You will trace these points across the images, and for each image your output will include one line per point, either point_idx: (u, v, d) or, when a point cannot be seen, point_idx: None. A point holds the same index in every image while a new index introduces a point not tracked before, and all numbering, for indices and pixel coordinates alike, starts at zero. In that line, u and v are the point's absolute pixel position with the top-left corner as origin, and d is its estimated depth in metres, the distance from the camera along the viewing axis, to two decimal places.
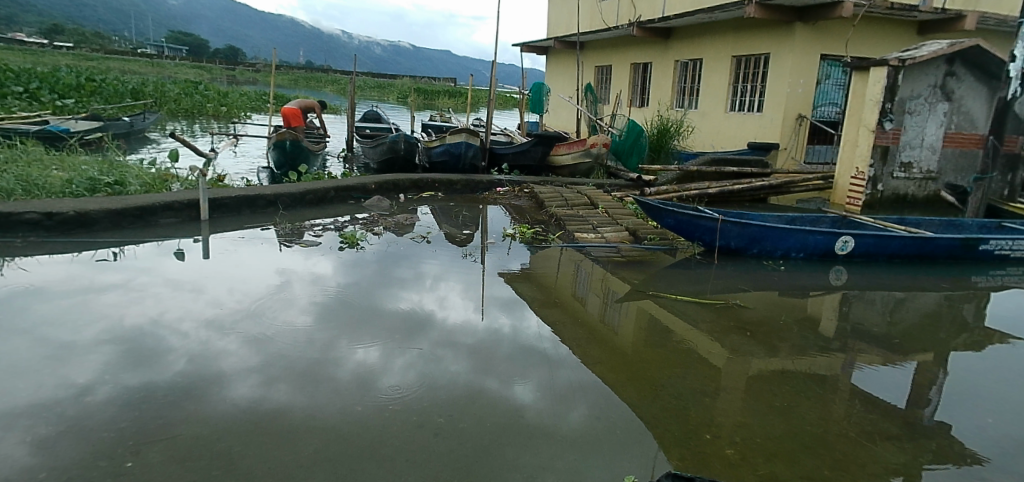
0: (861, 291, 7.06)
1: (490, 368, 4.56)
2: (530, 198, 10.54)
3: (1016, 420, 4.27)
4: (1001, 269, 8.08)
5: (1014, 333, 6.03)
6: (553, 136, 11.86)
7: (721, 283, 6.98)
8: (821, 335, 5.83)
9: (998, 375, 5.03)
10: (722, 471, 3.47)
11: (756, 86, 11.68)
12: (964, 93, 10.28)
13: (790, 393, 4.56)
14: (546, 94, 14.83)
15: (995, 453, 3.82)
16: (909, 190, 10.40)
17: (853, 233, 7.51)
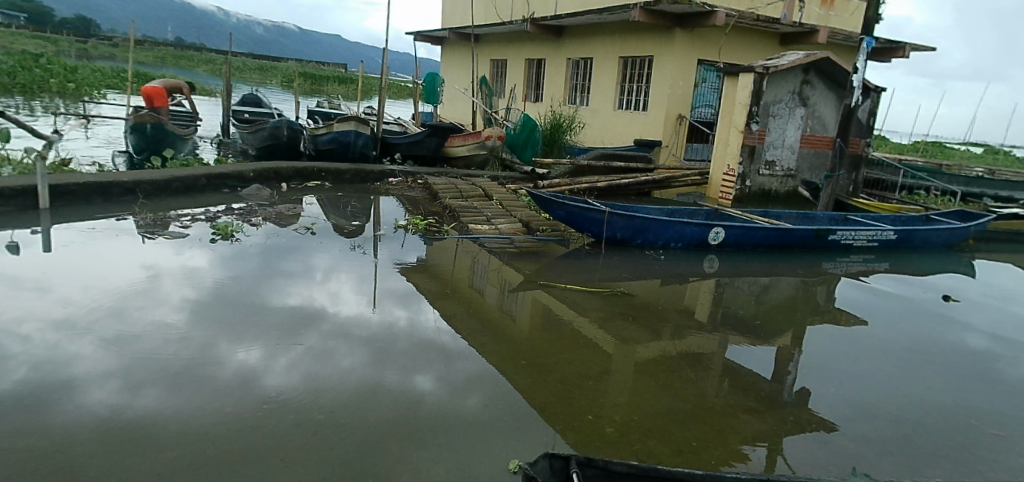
0: (731, 278, 7.67)
1: (381, 361, 4.47)
2: (423, 189, 10.42)
3: (857, 388, 4.84)
4: (846, 256, 9.11)
5: (857, 312, 6.83)
6: (447, 127, 11.78)
7: (608, 272, 7.30)
8: (698, 319, 6.27)
9: (844, 350, 5.67)
10: (600, 449, 3.64)
11: (641, 86, 12.29)
12: (818, 100, 11.45)
13: (669, 373, 4.86)
14: (440, 85, 14.71)
15: (840, 418, 4.31)
16: (772, 186, 11.44)
17: (724, 225, 8.15)
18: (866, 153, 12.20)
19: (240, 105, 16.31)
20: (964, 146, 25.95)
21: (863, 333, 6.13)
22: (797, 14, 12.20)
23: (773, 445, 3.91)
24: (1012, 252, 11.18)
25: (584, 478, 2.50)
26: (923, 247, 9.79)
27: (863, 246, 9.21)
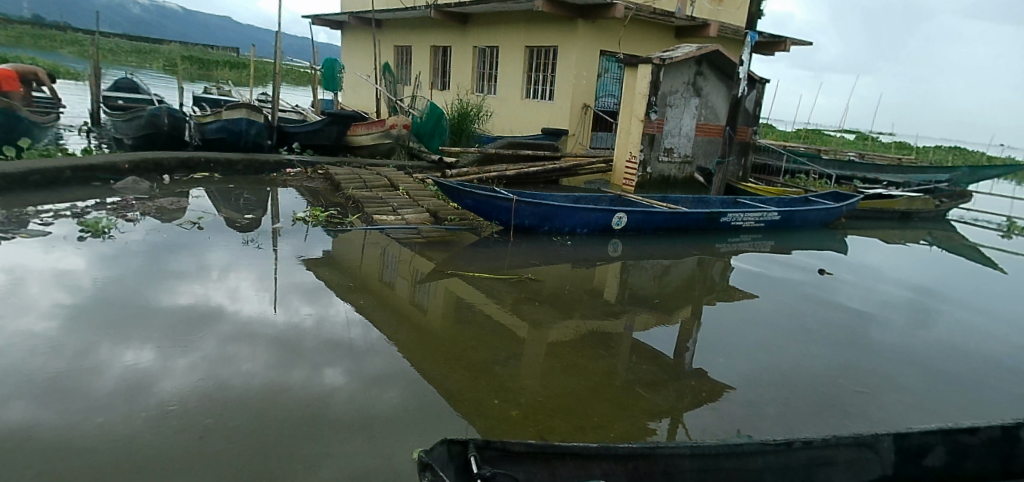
0: (633, 260, 8.01)
1: (287, 359, 4.30)
2: (324, 180, 10.06)
3: (747, 357, 5.22)
4: (737, 236, 9.77)
5: (747, 288, 7.35)
6: (349, 116, 11.44)
7: (517, 259, 7.40)
8: (604, 301, 6.51)
9: (737, 323, 6.09)
10: (501, 432, 3.70)
11: (546, 75, 12.49)
12: (710, 90, 12.16)
13: (578, 354, 5.02)
14: (340, 71, 14.24)
15: (734, 386, 4.64)
16: (671, 172, 12.04)
17: (626, 210, 8.48)
18: (754, 140, 13.17)
19: (113, 91, 14.95)
20: (838, 133, 28.50)
21: (753, 307, 6.63)
22: (690, 8, 12.85)
23: (673, 416, 4.15)
24: (876, 228, 12.44)
25: (482, 461, 2.54)
26: (803, 226, 10.68)
27: (751, 227, 9.92)
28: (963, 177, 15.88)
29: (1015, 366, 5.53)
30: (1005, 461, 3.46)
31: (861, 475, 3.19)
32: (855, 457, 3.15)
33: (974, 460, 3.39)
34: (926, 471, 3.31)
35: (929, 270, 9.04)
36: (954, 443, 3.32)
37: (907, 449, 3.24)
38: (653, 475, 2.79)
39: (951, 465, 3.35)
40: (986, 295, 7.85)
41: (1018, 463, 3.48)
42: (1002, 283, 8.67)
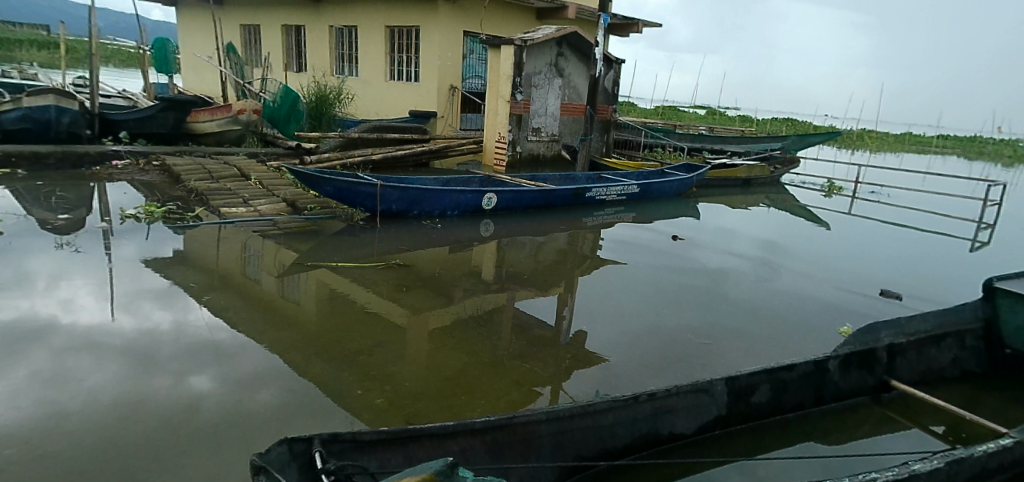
0: (505, 238, 8.17)
1: (142, 368, 3.96)
2: (161, 172, 9.18)
3: (615, 322, 5.55)
4: (602, 210, 10.29)
5: (614, 257, 7.78)
6: (187, 101, 10.55)
7: (386, 245, 7.26)
8: (480, 280, 6.59)
9: (606, 291, 6.44)
10: (364, 421, 3.65)
11: (410, 56, 12.24)
12: (572, 71, 12.61)
13: (457, 335, 5.07)
14: (174, 52, 13.00)
15: (602, 350, 4.93)
16: (540, 151, 12.37)
17: (495, 190, 8.61)
18: (615, 118, 13.91)
19: None
20: (690, 108, 30.80)
21: (620, 275, 7.03)
22: None
23: (550, 384, 4.34)
24: (723, 195, 13.67)
25: (330, 454, 2.52)
26: (660, 197, 11.48)
27: (614, 201, 10.49)
28: (792, 146, 17.86)
29: (832, 307, 6.37)
30: (817, 390, 4.08)
31: (699, 417, 3.69)
32: (693, 402, 3.64)
33: (792, 392, 3.98)
34: (754, 406, 3.86)
35: (766, 230, 10.10)
36: (775, 380, 3.88)
37: (736, 389, 3.76)
38: (514, 442, 3.00)
39: (774, 398, 3.92)
40: (811, 248, 8.94)
41: (828, 389, 4.12)
42: (823, 236, 9.91)
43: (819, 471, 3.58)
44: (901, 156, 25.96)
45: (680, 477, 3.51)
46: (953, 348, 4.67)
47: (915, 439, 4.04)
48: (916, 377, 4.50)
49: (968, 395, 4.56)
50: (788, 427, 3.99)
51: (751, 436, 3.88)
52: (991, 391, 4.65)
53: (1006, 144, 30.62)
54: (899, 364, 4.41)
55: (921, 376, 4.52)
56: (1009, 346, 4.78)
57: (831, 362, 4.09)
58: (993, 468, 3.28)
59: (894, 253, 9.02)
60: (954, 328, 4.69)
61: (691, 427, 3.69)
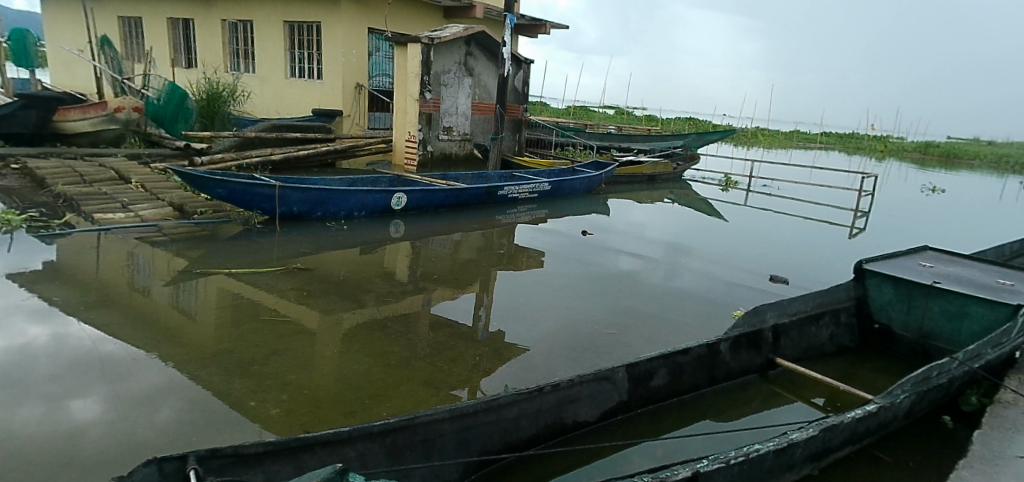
0: (415, 238, 8.05)
1: (8, 393, 3.59)
2: (21, 175, 8.29)
3: (525, 317, 5.61)
4: (514, 208, 10.38)
5: (528, 254, 7.87)
6: (54, 98, 9.63)
7: (287, 248, 6.96)
8: (392, 281, 6.46)
9: (518, 288, 6.50)
10: (259, 433, 3.47)
11: (311, 53, 11.81)
12: (481, 70, 12.63)
13: (365, 337, 4.94)
14: (37, 44, 11.82)
15: (511, 346, 4.97)
16: (452, 150, 12.30)
17: (405, 190, 8.48)
18: (525, 117, 14.09)
19: None
20: (598, 108, 31.76)
21: (532, 270, 7.12)
22: None
23: (459, 382, 4.33)
24: (629, 190, 14.17)
25: (207, 472, 2.38)
26: (571, 194, 11.74)
27: (526, 198, 10.61)
28: (692, 143, 18.82)
29: (728, 293, 6.76)
30: (710, 371, 4.31)
31: (601, 405, 3.80)
32: (595, 390, 3.75)
33: (688, 374, 4.19)
34: (653, 390, 4.03)
35: (669, 223, 10.58)
36: (672, 364, 4.06)
37: (636, 375, 3.91)
38: (415, 443, 2.98)
39: (672, 381, 4.10)
40: (709, 239, 9.45)
41: (720, 370, 4.37)
42: (721, 227, 10.51)
43: (713, 447, 3.79)
44: (789, 151, 28.03)
45: (584, 464, 3.60)
46: (830, 325, 5.07)
47: (797, 411, 4.37)
48: (798, 354, 4.86)
49: (844, 368, 4.98)
50: (685, 408, 4.20)
51: (651, 419, 4.04)
52: (863, 363, 5.11)
53: (877, 140, 33.83)
54: (783, 343, 4.74)
55: (803, 352, 4.89)
56: (877, 320, 5.25)
57: (722, 344, 4.33)
58: (861, 432, 3.61)
59: (783, 241, 9.71)
60: (830, 307, 5.09)
61: (595, 414, 3.79)
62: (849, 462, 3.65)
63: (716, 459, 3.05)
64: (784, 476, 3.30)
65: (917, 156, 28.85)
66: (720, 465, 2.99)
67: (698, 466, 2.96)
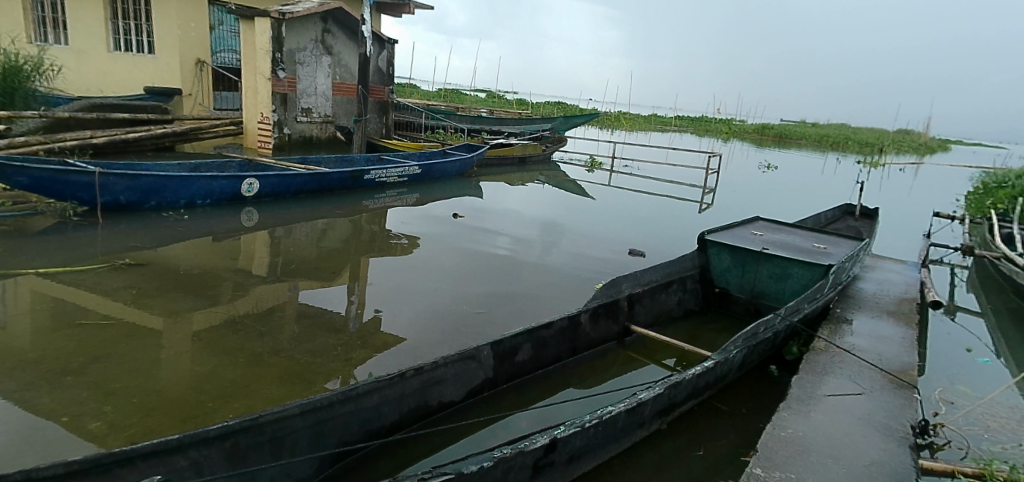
0: (272, 226, 7.53)
1: None
2: None
3: (392, 303, 5.46)
4: (383, 192, 10.05)
5: (396, 238, 7.65)
6: None
7: (116, 243, 6.21)
8: (246, 272, 5.99)
9: (386, 273, 6.31)
10: (77, 451, 3.06)
11: (139, 24, 10.57)
12: (341, 49, 12.02)
13: (214, 334, 4.54)
14: None
15: (373, 333, 4.82)
16: (312, 132, 11.62)
17: (257, 175, 7.90)
18: (391, 99, 13.69)
19: None
20: (470, 92, 31.78)
21: (401, 255, 6.94)
22: None
23: (317, 374, 4.12)
24: (500, 173, 14.32)
25: None
26: (442, 177, 11.60)
27: (395, 182, 10.33)
28: (560, 126, 19.42)
29: (592, 267, 7.05)
30: (571, 342, 4.47)
31: (467, 384, 3.80)
32: (460, 370, 3.73)
33: (551, 347, 4.31)
34: (518, 364, 4.10)
35: (538, 202, 10.83)
36: (535, 338, 4.16)
37: (501, 352, 3.95)
38: (261, 443, 2.80)
39: (536, 355, 4.20)
40: (576, 217, 9.81)
41: (581, 340, 4.54)
42: (586, 206, 10.95)
43: (573, 413, 3.95)
44: (649, 134, 29.95)
45: (450, 443, 3.58)
46: (678, 291, 5.46)
47: (650, 372, 4.68)
48: (651, 320, 5.19)
49: (690, 330, 5.41)
50: (549, 379, 4.32)
51: (517, 393, 4.11)
52: (707, 325, 5.58)
53: (723, 122, 37.12)
54: (638, 310, 5.04)
55: (655, 318, 5.23)
56: (718, 284, 5.75)
57: (582, 315, 4.50)
58: (702, 387, 3.94)
59: (642, 217, 10.34)
60: (678, 275, 5.48)
61: (460, 393, 3.78)
62: (692, 414, 3.98)
63: (573, 424, 3.17)
64: (635, 433, 3.52)
65: (756, 138, 32.04)
66: (576, 429, 3.13)
67: (555, 433, 3.08)
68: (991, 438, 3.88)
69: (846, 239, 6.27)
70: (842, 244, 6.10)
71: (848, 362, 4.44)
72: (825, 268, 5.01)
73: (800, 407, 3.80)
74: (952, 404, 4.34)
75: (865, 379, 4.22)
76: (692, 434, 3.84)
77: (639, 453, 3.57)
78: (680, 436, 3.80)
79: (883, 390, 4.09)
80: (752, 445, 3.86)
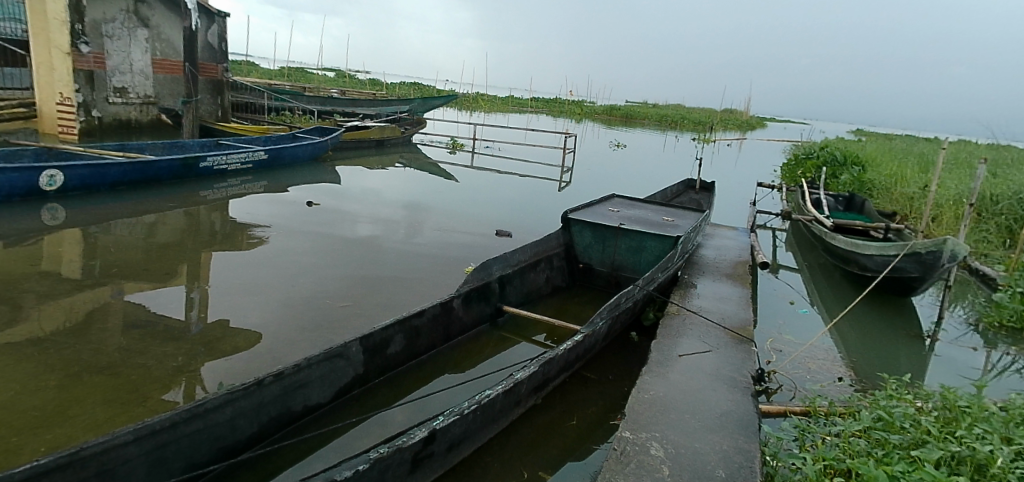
0: (86, 224, 6.50)
1: None
2: None
3: (242, 300, 4.96)
4: (223, 180, 9.11)
5: (241, 230, 6.97)
6: None
7: None
8: (57, 278, 5.11)
9: (234, 268, 5.72)
10: None
11: None
12: (159, 21, 10.58)
13: (17, 354, 3.81)
14: None
15: (221, 336, 4.34)
16: (130, 115, 10.29)
17: (59, 166, 6.84)
18: (226, 79, 12.46)
19: None
20: (319, 71, 30.01)
21: (250, 248, 6.34)
22: None
23: (154, 389, 3.61)
24: (357, 157, 13.67)
25: None
26: (292, 162, 10.77)
27: (237, 169, 9.40)
28: (418, 108, 18.99)
29: (460, 249, 6.94)
30: (444, 329, 4.35)
31: (334, 384, 3.55)
32: (327, 370, 3.47)
33: (424, 336, 4.17)
34: (390, 358, 3.91)
35: (400, 186, 10.49)
36: (407, 328, 3.99)
37: (371, 346, 3.74)
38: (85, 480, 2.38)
39: (408, 346, 4.03)
40: (440, 199, 9.64)
41: (454, 325, 4.45)
42: (450, 187, 10.82)
43: (450, 401, 3.85)
44: (506, 115, 30.50)
45: (319, 449, 3.32)
46: (546, 270, 5.56)
47: (523, 350, 4.71)
48: (521, 299, 5.23)
49: (558, 306, 5.54)
50: (424, 368, 4.17)
51: (390, 386, 3.91)
52: (573, 299, 5.75)
53: (575, 104, 38.86)
54: (508, 291, 5.05)
55: (525, 297, 5.29)
56: (581, 260, 5.95)
57: (454, 301, 4.41)
58: (573, 360, 4.04)
59: (506, 197, 10.44)
60: (545, 253, 5.57)
61: (328, 394, 3.52)
62: (565, 386, 4.07)
63: (451, 413, 3.08)
64: (513, 413, 3.51)
65: (606, 118, 33.95)
66: (455, 417, 3.04)
67: (433, 424, 2.96)
68: (813, 379, 4.42)
69: (690, 211, 6.79)
70: (687, 216, 6.61)
71: (697, 323, 4.81)
72: (675, 239, 5.38)
73: (660, 369, 4.05)
74: (781, 352, 4.89)
75: (712, 337, 4.60)
76: (566, 406, 3.94)
77: (516, 431, 3.57)
78: (555, 409, 3.87)
79: (727, 346, 4.48)
80: (620, 409, 4.05)
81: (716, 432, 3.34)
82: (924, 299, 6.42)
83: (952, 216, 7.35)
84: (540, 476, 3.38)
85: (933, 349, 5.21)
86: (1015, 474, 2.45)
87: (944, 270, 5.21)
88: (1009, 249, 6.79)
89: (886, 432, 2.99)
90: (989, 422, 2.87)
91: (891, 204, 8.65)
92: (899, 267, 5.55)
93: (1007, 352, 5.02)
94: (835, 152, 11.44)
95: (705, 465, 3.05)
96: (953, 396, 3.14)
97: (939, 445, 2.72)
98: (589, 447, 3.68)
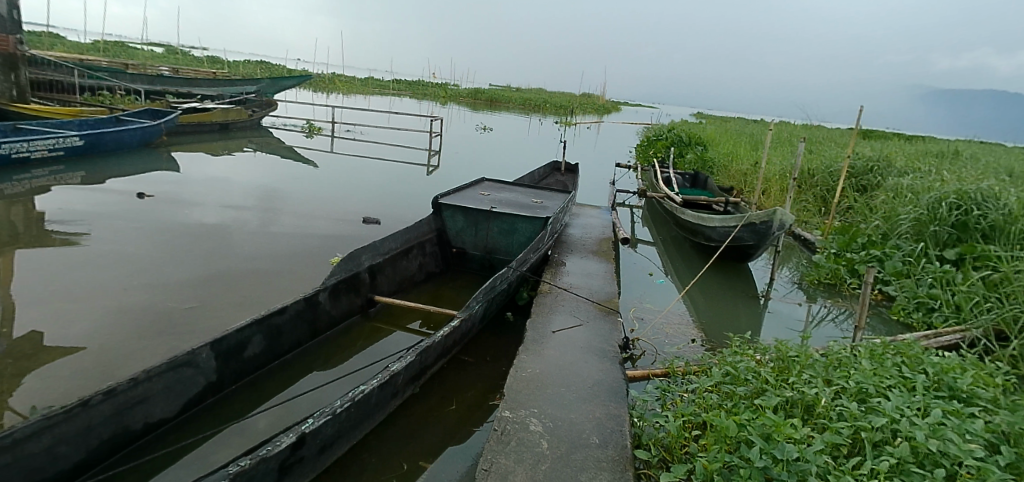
0: None
1: None
2: None
3: (60, 308, 4.29)
4: (25, 171, 7.81)
5: (56, 227, 6.03)
6: None
7: None
8: None
9: (49, 271, 4.94)
10: None
11: None
12: None
13: None
14: None
15: (35, 350, 3.73)
16: None
17: None
18: (22, 53, 10.56)
19: None
20: (144, 47, 26.71)
21: (68, 247, 5.50)
22: None
23: None
24: (199, 142, 12.42)
25: None
26: (117, 149, 9.50)
27: (43, 158, 8.10)
28: (267, 89, 17.64)
29: (322, 239, 6.55)
30: (310, 325, 4.09)
31: (181, 395, 3.20)
32: (172, 381, 3.12)
33: (287, 334, 3.88)
34: (248, 361, 3.60)
35: (253, 172, 9.70)
36: (266, 328, 3.69)
37: (224, 350, 3.41)
38: None
39: (269, 346, 3.74)
40: (298, 186, 9.05)
41: (321, 320, 4.20)
42: (309, 173, 10.20)
43: (320, 401, 3.63)
44: (366, 97, 29.46)
45: (166, 469, 3.00)
46: (418, 256, 5.43)
47: (397, 338, 4.57)
48: (393, 288, 5.07)
49: (432, 292, 5.46)
50: (289, 368, 3.89)
51: (250, 391, 3.61)
52: (447, 284, 5.69)
53: (437, 86, 38.49)
54: (379, 280, 4.86)
55: (398, 286, 5.13)
56: (454, 244, 5.89)
57: (320, 294, 4.15)
58: (449, 346, 3.99)
59: (370, 183, 10.06)
60: (417, 239, 5.44)
61: (175, 408, 3.18)
62: (443, 373, 4.01)
63: (321, 413, 2.90)
64: (389, 405, 3.39)
65: (470, 101, 34.03)
66: (326, 418, 2.87)
67: (302, 427, 2.77)
68: (671, 342, 4.77)
69: (556, 192, 6.99)
70: (554, 197, 6.80)
71: (567, 300, 4.97)
72: (544, 219, 5.51)
73: (535, 346, 4.13)
74: (642, 320, 5.22)
75: (581, 311, 4.79)
76: (444, 391, 3.88)
77: (394, 422, 3.47)
78: (433, 396, 3.80)
79: (596, 318, 4.69)
80: (498, 389, 4.07)
81: (589, 402, 3.47)
82: (758, 263, 7.19)
83: (779, 188, 8.29)
84: (420, 465, 3.30)
85: (767, 306, 5.86)
86: (836, 410, 2.80)
87: (775, 237, 5.82)
88: (823, 216, 7.82)
89: (733, 385, 3.28)
90: (813, 367, 3.26)
91: (729, 179, 9.58)
92: (738, 237, 6.14)
93: (824, 304, 5.75)
94: (681, 133, 12.42)
95: (580, 434, 3.16)
96: (786, 347, 3.51)
97: (776, 392, 3.04)
98: (469, 430, 3.67)
